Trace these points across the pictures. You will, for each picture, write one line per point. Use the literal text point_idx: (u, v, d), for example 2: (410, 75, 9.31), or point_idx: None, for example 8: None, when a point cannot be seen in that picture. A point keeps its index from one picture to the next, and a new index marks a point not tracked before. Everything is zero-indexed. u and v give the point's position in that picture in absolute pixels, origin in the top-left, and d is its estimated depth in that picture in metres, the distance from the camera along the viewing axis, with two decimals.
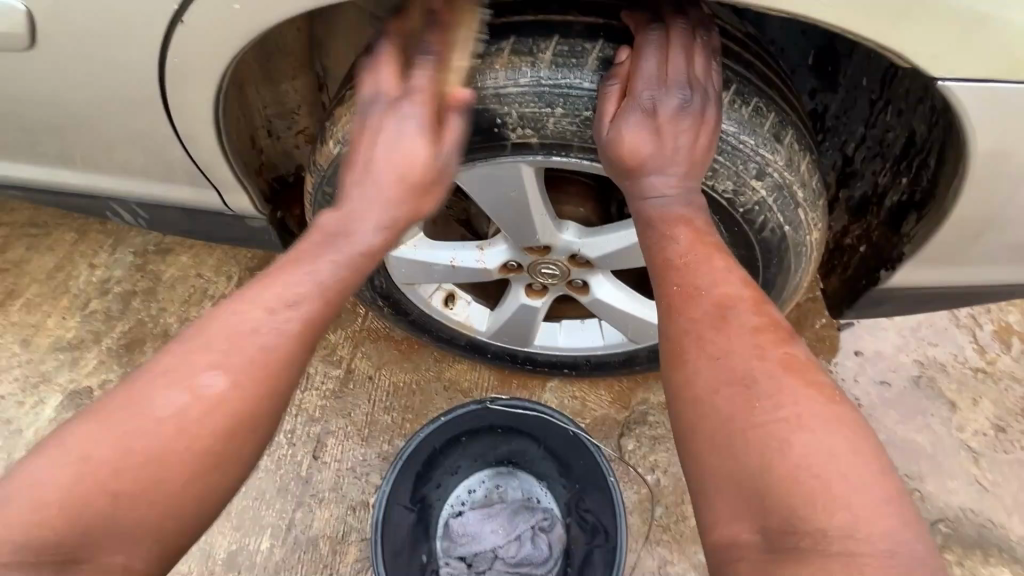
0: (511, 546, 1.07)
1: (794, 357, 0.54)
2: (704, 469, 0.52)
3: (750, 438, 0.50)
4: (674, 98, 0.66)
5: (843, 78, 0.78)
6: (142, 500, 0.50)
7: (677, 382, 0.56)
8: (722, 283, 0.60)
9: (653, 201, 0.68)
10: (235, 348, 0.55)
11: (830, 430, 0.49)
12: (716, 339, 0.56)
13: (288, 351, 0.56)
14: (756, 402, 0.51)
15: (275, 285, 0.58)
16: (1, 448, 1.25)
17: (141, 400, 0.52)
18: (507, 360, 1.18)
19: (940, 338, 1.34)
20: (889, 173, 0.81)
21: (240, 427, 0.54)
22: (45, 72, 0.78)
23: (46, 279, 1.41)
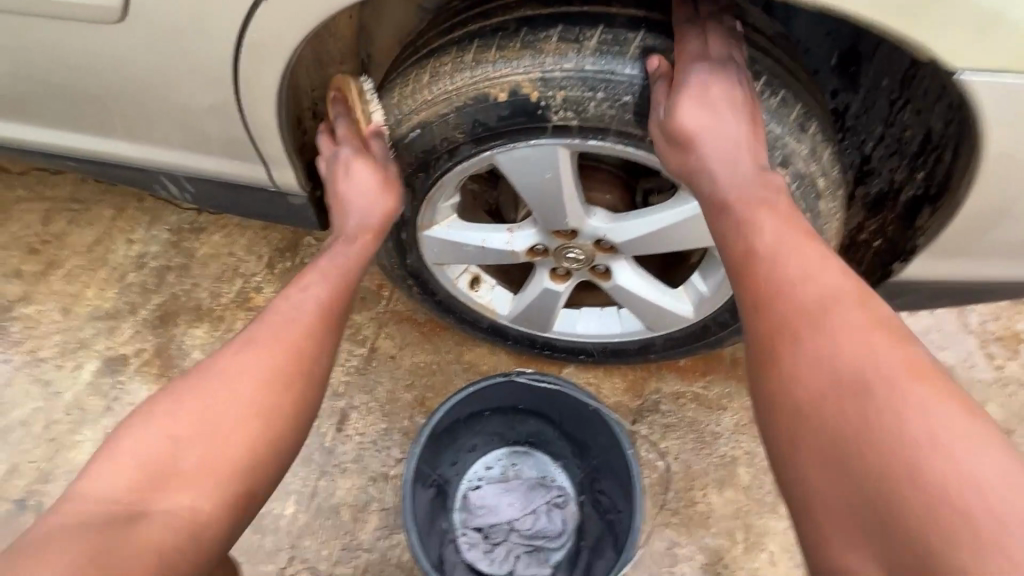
0: (527, 519, 1.12)
1: (915, 362, 0.55)
2: (823, 489, 0.54)
3: (869, 454, 0.51)
4: (721, 76, 0.73)
5: (864, 79, 0.82)
6: (202, 447, 0.64)
7: (784, 387, 0.60)
8: (825, 283, 0.62)
9: (723, 179, 0.72)
10: (264, 326, 0.76)
11: (970, 453, 0.48)
12: (823, 344, 0.59)
13: (304, 321, 0.77)
14: (877, 417, 0.52)
15: (293, 287, 0.82)
16: (39, 408, 1.30)
17: (192, 378, 0.70)
18: (526, 345, 1.22)
19: (949, 342, 1.37)
20: (905, 170, 0.85)
21: (266, 387, 0.70)
22: (122, 44, 0.84)
23: (86, 252, 1.47)
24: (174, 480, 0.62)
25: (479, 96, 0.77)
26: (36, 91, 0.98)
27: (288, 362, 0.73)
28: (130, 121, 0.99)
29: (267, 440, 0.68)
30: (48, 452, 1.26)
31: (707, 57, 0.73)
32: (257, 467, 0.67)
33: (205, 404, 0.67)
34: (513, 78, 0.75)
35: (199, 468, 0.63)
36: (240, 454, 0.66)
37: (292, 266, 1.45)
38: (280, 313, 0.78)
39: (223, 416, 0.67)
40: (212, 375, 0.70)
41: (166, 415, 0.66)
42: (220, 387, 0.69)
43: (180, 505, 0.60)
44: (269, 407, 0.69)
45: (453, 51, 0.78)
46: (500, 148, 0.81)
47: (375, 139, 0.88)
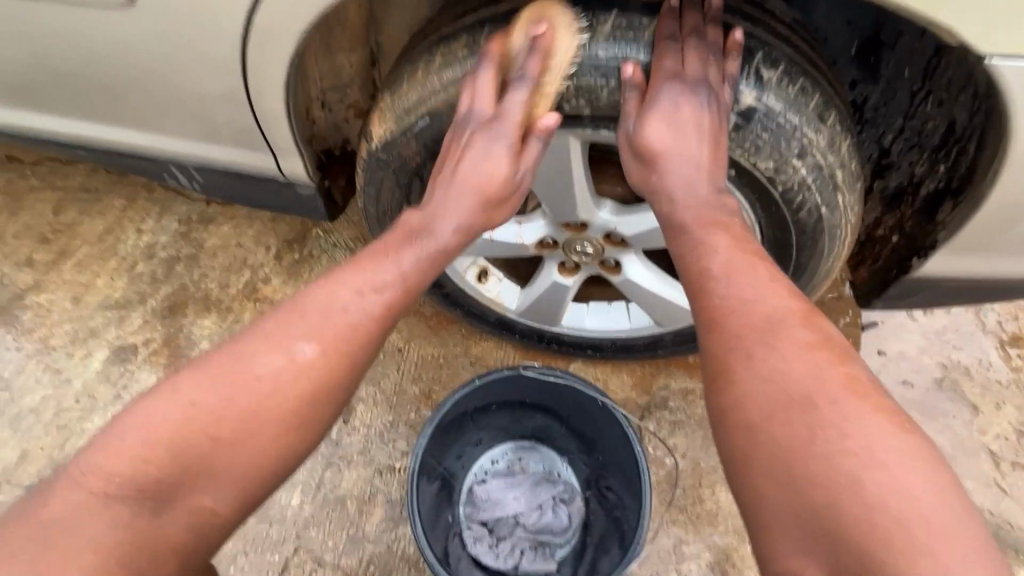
0: (533, 514, 1.12)
1: (853, 377, 0.56)
2: (766, 498, 0.55)
3: (812, 468, 0.52)
4: (693, 95, 0.72)
5: (885, 69, 0.80)
6: (234, 448, 0.61)
7: (730, 403, 0.60)
8: (769, 297, 0.63)
9: (681, 198, 0.73)
10: (328, 322, 0.66)
11: (903, 465, 0.50)
12: (769, 359, 0.59)
13: (370, 327, 0.68)
14: (818, 431, 0.53)
15: (364, 269, 0.70)
16: (50, 396, 1.31)
17: (245, 358, 0.63)
18: (533, 339, 1.21)
19: (965, 342, 1.34)
20: (926, 163, 0.82)
21: (313, 400, 0.64)
22: (131, 31, 0.84)
23: (96, 242, 1.48)
24: (202, 477, 0.59)
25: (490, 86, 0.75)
26: (47, 79, 0.98)
27: (342, 374, 0.66)
28: (138, 110, 0.99)
29: (295, 448, 0.65)
30: (58, 439, 1.27)
31: (682, 76, 0.72)
32: (279, 473, 0.65)
33: (241, 403, 0.61)
34: (524, 65, 0.73)
35: (229, 470, 0.60)
36: (268, 460, 0.63)
37: (300, 257, 1.45)
38: (332, 313, 0.67)
39: (259, 421, 0.62)
40: (261, 369, 0.63)
41: (204, 404, 0.60)
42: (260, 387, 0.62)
43: (202, 506, 0.59)
44: (304, 419, 0.64)
45: (463, 39, 0.76)
46: None
47: (539, 138, 0.75)
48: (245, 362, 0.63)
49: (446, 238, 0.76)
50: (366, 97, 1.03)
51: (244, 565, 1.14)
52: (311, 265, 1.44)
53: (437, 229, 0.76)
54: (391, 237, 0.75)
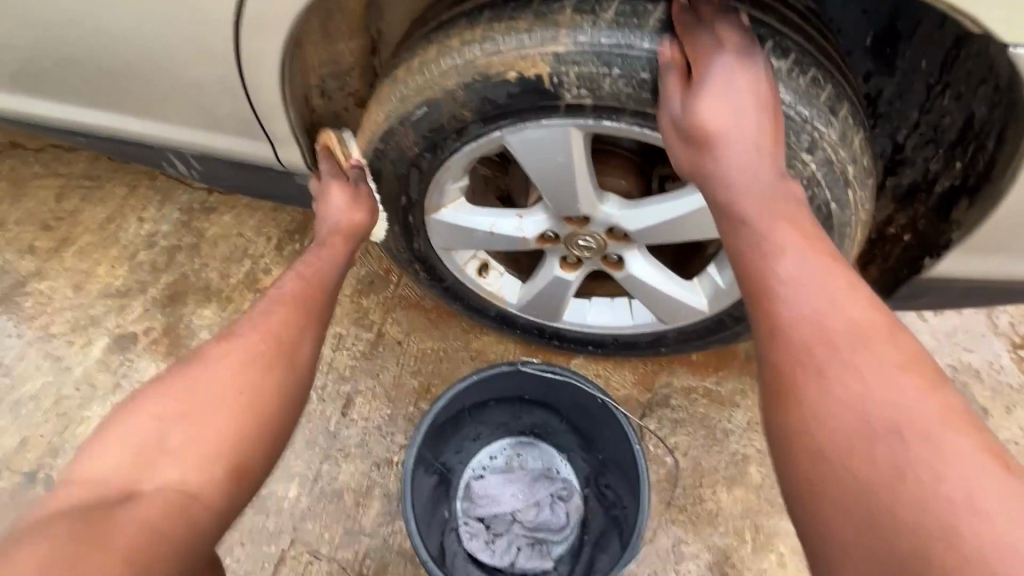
0: (530, 510, 1.10)
1: (947, 407, 0.48)
2: (842, 545, 0.47)
3: (899, 511, 0.44)
4: (744, 69, 0.66)
5: (902, 60, 0.77)
6: (192, 425, 0.60)
7: (799, 426, 0.52)
8: (848, 309, 0.54)
9: (742, 186, 0.64)
10: (245, 317, 0.73)
11: (1011, 515, 0.42)
12: (846, 381, 0.51)
13: (284, 308, 0.75)
14: (908, 469, 0.45)
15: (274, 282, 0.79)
16: (50, 383, 1.31)
17: (177, 368, 0.67)
18: (534, 334, 1.20)
19: (976, 344, 1.31)
20: (942, 159, 0.79)
21: (250, 368, 0.67)
22: (125, 16, 0.82)
23: (98, 230, 1.48)
24: (159, 461, 0.57)
25: (489, 73, 0.73)
26: (44, 64, 0.97)
27: (268, 342, 0.70)
28: (136, 97, 0.98)
29: (259, 412, 0.64)
30: (58, 426, 1.27)
31: (728, 48, 0.66)
32: (255, 440, 0.63)
33: (189, 386, 0.63)
34: (524, 51, 0.71)
35: (192, 446, 0.59)
36: (231, 427, 0.62)
37: (301, 248, 1.44)
38: (257, 306, 0.74)
39: (209, 395, 0.63)
40: (193, 365, 0.66)
41: (151, 399, 0.62)
42: (202, 369, 0.65)
43: (174, 483, 0.56)
44: (255, 380, 0.66)
45: (462, 24, 0.74)
46: (509, 128, 0.78)
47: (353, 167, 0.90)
48: (182, 365, 0.67)
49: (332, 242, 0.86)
50: (366, 87, 0.98)
51: (240, 556, 1.13)
52: None
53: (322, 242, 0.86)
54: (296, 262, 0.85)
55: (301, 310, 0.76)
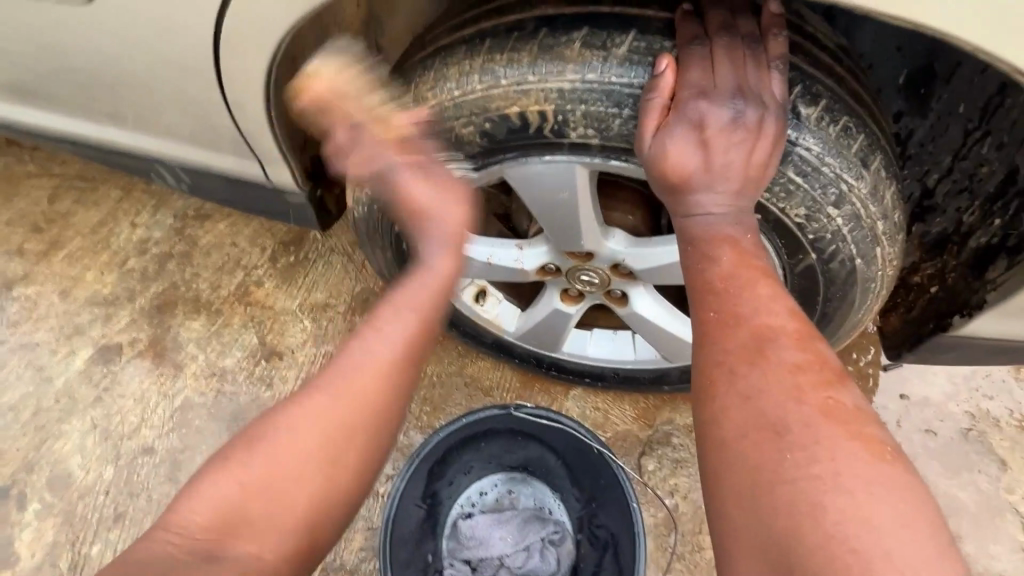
0: (519, 556, 1.05)
1: (836, 404, 0.49)
2: (728, 521, 0.48)
3: (777, 495, 0.45)
4: (725, 109, 0.61)
5: (937, 102, 0.72)
6: (278, 492, 0.55)
7: (708, 418, 0.53)
8: (763, 312, 0.56)
9: (700, 217, 0.62)
10: (349, 366, 0.61)
11: (873, 497, 0.43)
12: (749, 376, 0.52)
13: (391, 360, 0.62)
14: (787, 455, 0.47)
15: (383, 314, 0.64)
16: (30, 394, 1.27)
17: (275, 417, 0.59)
18: (532, 364, 1.13)
19: (997, 392, 1.23)
20: (978, 213, 0.75)
21: (346, 433, 0.59)
22: (104, 26, 0.77)
23: (89, 234, 1.42)
24: (244, 531, 0.53)
25: (488, 107, 0.68)
26: (27, 70, 0.92)
27: (370, 406, 0.60)
28: (124, 106, 0.93)
29: (344, 482, 0.59)
30: (34, 441, 1.24)
31: (711, 87, 0.61)
32: (328, 515, 0.57)
33: (279, 449, 0.57)
34: (525, 87, 0.65)
35: (276, 515, 0.55)
36: (314, 500, 0.57)
37: (295, 260, 1.38)
38: (362, 346, 0.62)
39: (299, 465, 0.57)
40: (288, 421, 0.58)
41: (246, 458, 0.56)
42: (298, 429, 0.58)
43: (253, 559, 0.52)
44: (341, 450, 0.58)
45: (461, 53, 0.68)
46: (511, 162, 0.73)
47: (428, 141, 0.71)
48: (273, 419, 0.59)
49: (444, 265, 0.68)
50: None
51: None
52: (307, 269, 1.37)
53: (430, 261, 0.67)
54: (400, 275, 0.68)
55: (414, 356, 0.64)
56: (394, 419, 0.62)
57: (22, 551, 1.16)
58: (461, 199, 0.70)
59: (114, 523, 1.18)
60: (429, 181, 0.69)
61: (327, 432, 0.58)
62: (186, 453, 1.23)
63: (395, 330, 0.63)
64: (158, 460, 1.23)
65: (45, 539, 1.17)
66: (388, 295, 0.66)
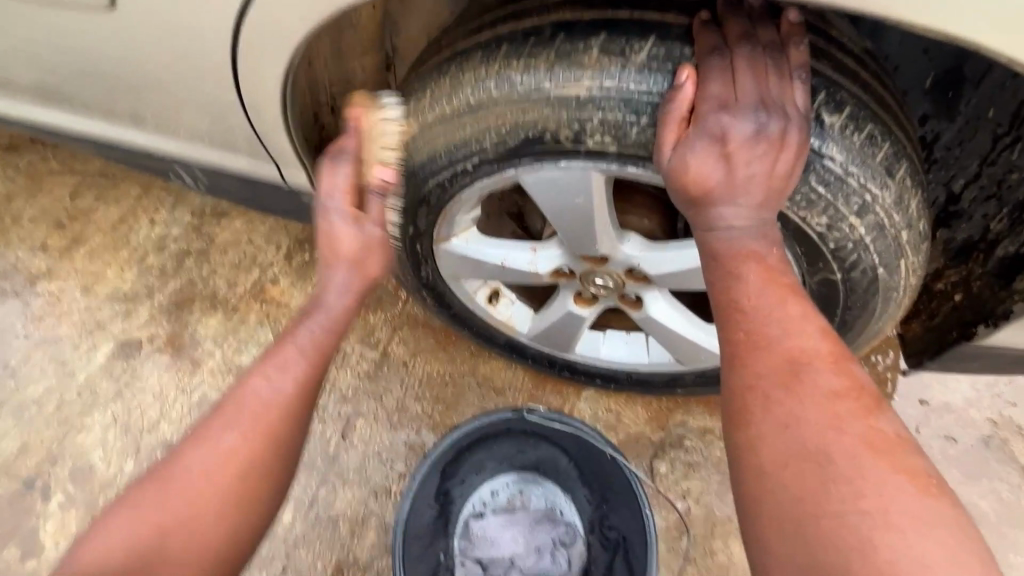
0: (529, 556, 1.06)
1: (877, 432, 0.48)
2: (770, 554, 0.47)
3: (824, 532, 0.44)
4: (746, 121, 0.59)
5: (965, 107, 0.70)
6: (184, 534, 0.58)
7: (743, 445, 0.52)
8: (794, 333, 0.55)
9: (722, 231, 0.61)
10: (246, 411, 0.63)
11: (923, 534, 0.42)
12: (787, 403, 0.51)
13: (288, 403, 0.64)
14: (832, 490, 0.46)
15: (274, 359, 0.66)
16: (55, 387, 1.31)
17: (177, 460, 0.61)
18: (544, 365, 1.13)
19: (1021, 398, 1.20)
20: (1005, 220, 0.74)
21: (249, 472, 0.62)
22: (124, 31, 0.78)
23: (109, 230, 1.44)
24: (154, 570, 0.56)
25: (504, 113, 0.67)
26: (49, 72, 0.94)
27: (273, 441, 0.63)
28: (144, 107, 0.94)
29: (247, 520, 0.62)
30: (58, 433, 1.27)
31: (733, 99, 0.60)
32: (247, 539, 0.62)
33: (184, 489, 0.60)
34: (542, 94, 0.65)
35: (185, 555, 0.58)
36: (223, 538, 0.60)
37: (310, 258, 1.39)
38: (255, 395, 0.64)
39: (206, 503, 0.60)
40: (190, 465, 0.61)
41: (149, 504, 0.59)
42: (192, 476, 0.60)
43: None
44: (242, 489, 0.61)
45: (477, 59, 0.67)
46: (526, 168, 0.73)
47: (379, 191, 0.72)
48: (176, 461, 0.61)
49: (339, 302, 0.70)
50: None
51: None
52: None
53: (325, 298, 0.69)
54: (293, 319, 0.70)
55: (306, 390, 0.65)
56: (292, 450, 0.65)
57: (47, 541, 1.19)
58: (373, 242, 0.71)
59: None
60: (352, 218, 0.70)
61: (226, 474, 0.61)
62: None
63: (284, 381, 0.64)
64: None
65: (69, 529, 1.20)
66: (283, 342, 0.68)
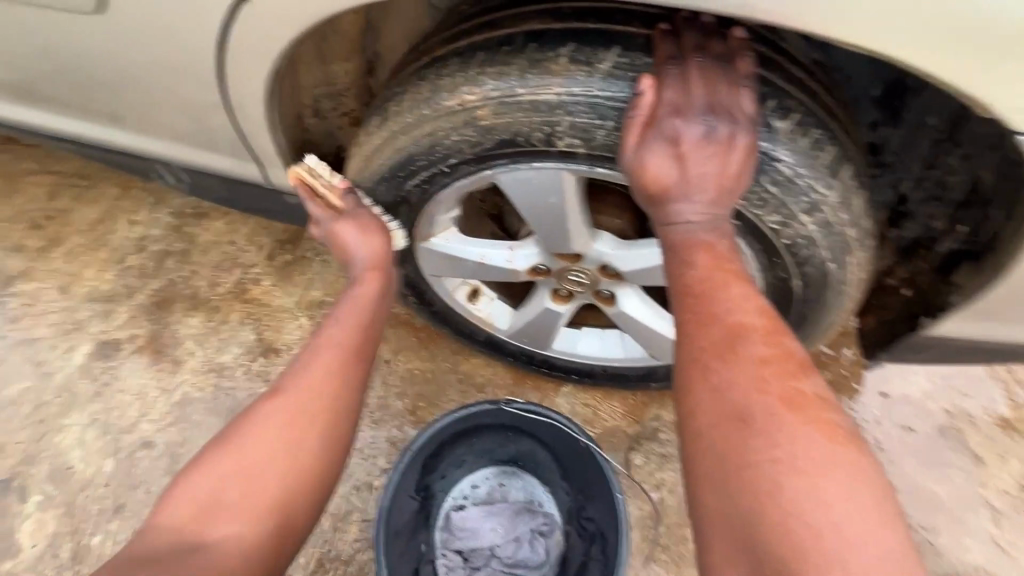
0: (509, 546, 1.10)
1: (799, 393, 0.53)
2: (703, 504, 0.52)
3: (742, 480, 0.50)
4: (697, 125, 0.65)
5: (909, 113, 0.74)
6: (243, 485, 0.63)
7: (685, 413, 0.56)
8: (734, 310, 0.59)
9: (678, 227, 0.66)
10: (297, 373, 0.72)
11: (826, 475, 0.47)
12: (721, 371, 0.55)
13: (328, 358, 0.74)
14: (751, 443, 0.51)
15: (316, 333, 0.77)
16: (32, 387, 1.30)
17: (236, 429, 0.67)
18: (524, 361, 1.16)
19: (974, 389, 1.27)
20: (946, 219, 0.80)
21: (315, 420, 0.69)
22: (109, 33, 0.80)
23: (88, 231, 1.44)
24: (221, 513, 0.61)
25: (479, 117, 0.71)
26: (30, 71, 0.95)
27: (317, 397, 0.70)
28: (126, 107, 0.95)
29: (308, 477, 0.66)
30: (35, 434, 1.26)
31: (686, 106, 0.65)
32: (298, 496, 0.65)
33: (244, 446, 0.65)
34: (515, 98, 0.68)
35: (245, 501, 0.62)
36: (277, 489, 0.64)
37: (293, 258, 1.41)
38: (299, 362, 0.74)
39: (264, 459, 0.65)
40: (248, 426, 0.67)
41: (212, 463, 0.64)
42: (249, 436, 0.66)
43: (232, 533, 0.59)
44: (299, 442, 0.67)
45: (455, 65, 0.70)
46: (502, 168, 0.76)
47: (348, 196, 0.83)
48: (233, 429, 0.68)
49: (364, 280, 0.83)
50: (361, 107, 0.95)
51: None
52: (304, 267, 1.40)
53: (358, 285, 0.83)
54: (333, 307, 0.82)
55: (339, 375, 0.73)
56: (337, 425, 0.71)
57: (24, 541, 1.19)
58: (380, 237, 0.83)
59: (114, 514, 1.20)
60: (358, 231, 0.83)
61: (281, 425, 0.67)
62: (185, 446, 1.26)
63: (329, 340, 0.76)
64: (157, 454, 1.25)
65: (46, 529, 1.19)
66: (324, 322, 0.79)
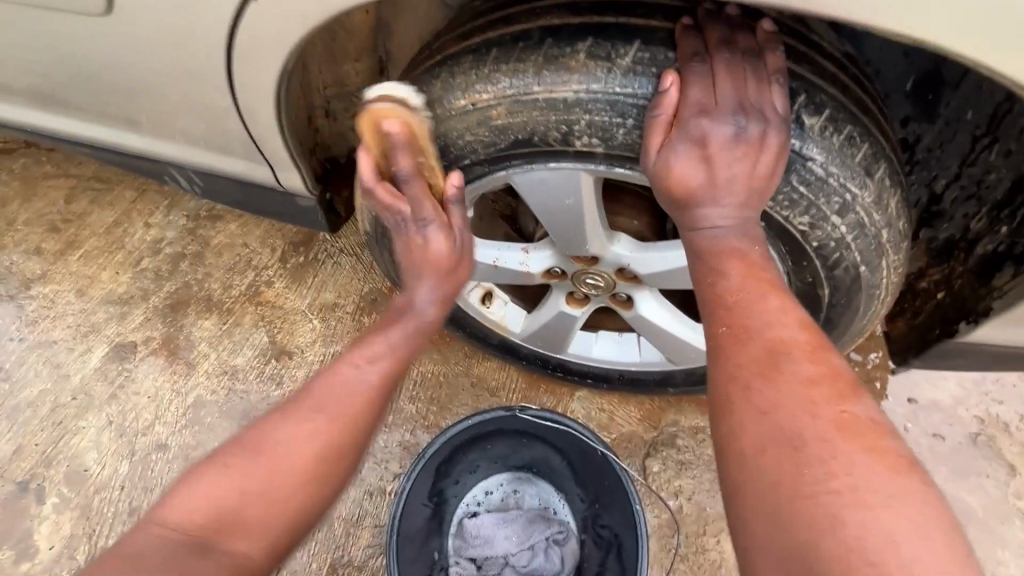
0: (524, 555, 1.06)
1: (852, 418, 0.49)
2: (749, 538, 0.47)
3: (797, 511, 0.45)
4: (725, 125, 0.61)
5: (944, 108, 0.72)
6: (262, 500, 0.60)
7: (725, 435, 0.53)
8: (775, 325, 0.56)
9: (707, 231, 0.63)
10: (337, 390, 0.67)
11: (892, 511, 0.43)
12: (764, 390, 0.52)
13: (374, 392, 0.68)
14: (806, 471, 0.46)
15: (367, 352, 0.71)
16: (49, 389, 1.31)
17: (264, 432, 0.64)
18: (538, 365, 1.14)
19: (1007, 395, 1.22)
20: (985, 219, 0.76)
21: (344, 450, 0.65)
22: (120, 35, 0.80)
23: (105, 234, 1.45)
24: (233, 526, 0.58)
25: (493, 116, 0.69)
26: (45, 76, 0.95)
27: (351, 428, 0.66)
28: (139, 110, 0.94)
29: (321, 502, 0.64)
30: (52, 436, 1.27)
31: (714, 104, 0.62)
32: (308, 521, 0.63)
33: (269, 457, 0.62)
34: (531, 96, 0.66)
35: (260, 518, 0.59)
36: (293, 511, 0.61)
37: (305, 261, 1.40)
38: (344, 379, 0.68)
39: (286, 474, 0.62)
40: (278, 434, 0.63)
41: (236, 465, 0.61)
42: (277, 446, 0.63)
43: (242, 551, 0.57)
44: (323, 468, 0.64)
45: (468, 62, 0.69)
46: (517, 169, 0.74)
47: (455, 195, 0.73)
48: (261, 431, 0.64)
49: (426, 307, 0.76)
50: None
51: None
52: (316, 269, 1.39)
53: (417, 304, 0.76)
54: (386, 317, 0.76)
55: (375, 404, 0.68)
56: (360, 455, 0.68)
57: (41, 543, 1.19)
58: (461, 251, 0.77)
59: (129, 516, 1.21)
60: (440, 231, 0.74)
61: (310, 445, 0.63)
62: (198, 449, 1.25)
63: (378, 368, 0.70)
64: (171, 456, 1.25)
65: (62, 532, 1.20)
66: (376, 340, 0.73)
